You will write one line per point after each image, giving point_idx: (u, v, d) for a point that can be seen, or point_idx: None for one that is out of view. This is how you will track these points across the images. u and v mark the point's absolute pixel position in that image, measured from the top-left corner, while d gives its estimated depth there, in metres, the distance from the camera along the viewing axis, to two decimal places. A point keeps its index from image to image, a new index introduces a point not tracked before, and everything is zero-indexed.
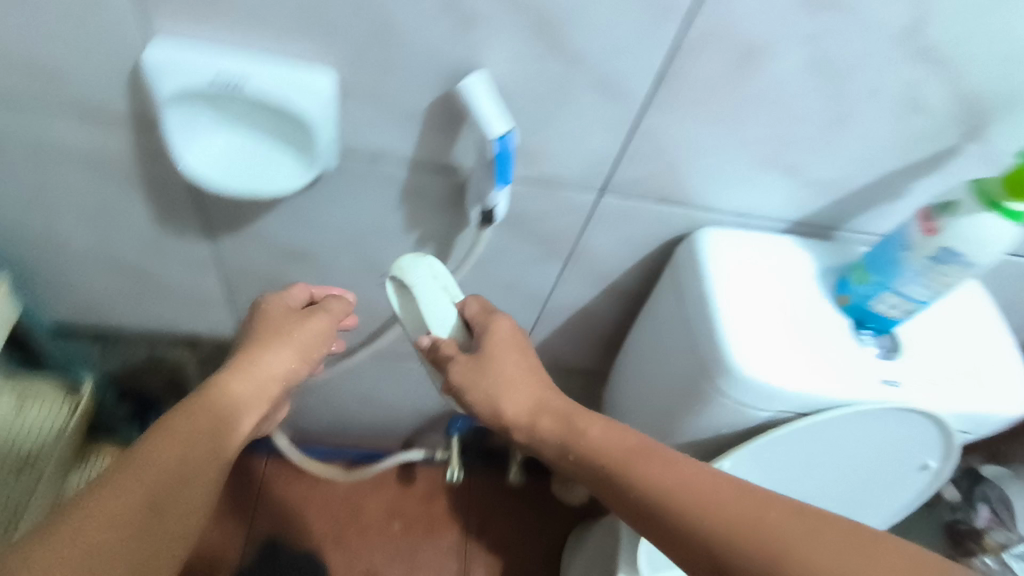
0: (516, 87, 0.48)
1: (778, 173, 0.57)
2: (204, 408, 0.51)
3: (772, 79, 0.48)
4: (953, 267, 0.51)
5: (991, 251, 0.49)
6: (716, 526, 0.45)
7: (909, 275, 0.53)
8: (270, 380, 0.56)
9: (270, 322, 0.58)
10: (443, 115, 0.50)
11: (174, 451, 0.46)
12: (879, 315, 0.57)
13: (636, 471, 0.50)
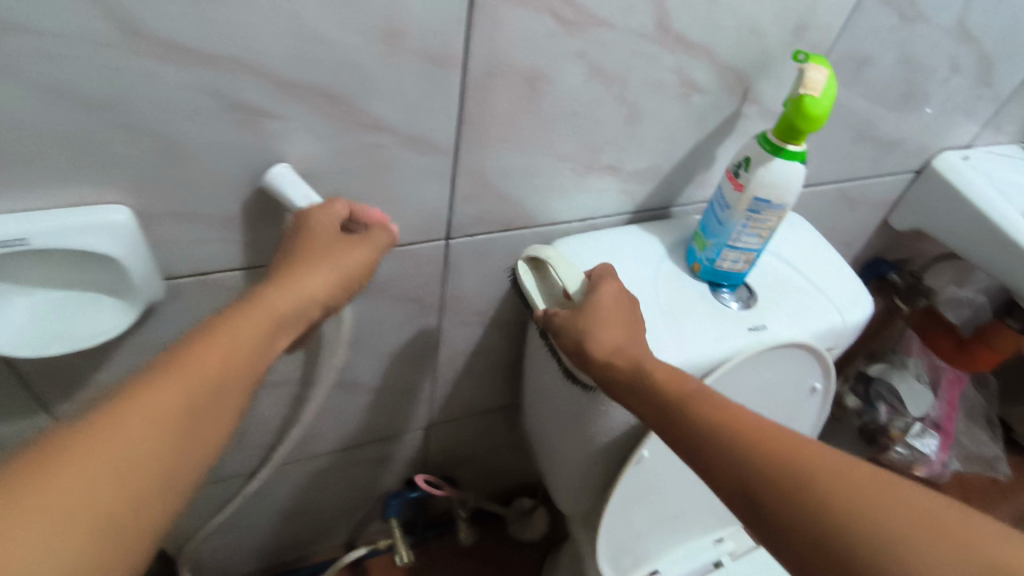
0: (331, 171, 0.48)
1: (605, 173, 0.60)
2: (218, 342, 0.38)
3: (565, 91, 0.51)
4: (768, 212, 0.56)
5: (788, 195, 0.55)
6: (800, 497, 0.40)
7: (737, 231, 0.58)
8: (294, 307, 0.42)
9: (312, 236, 0.44)
10: (264, 211, 0.49)
11: (193, 372, 0.35)
12: (726, 272, 0.61)
13: (712, 413, 0.46)
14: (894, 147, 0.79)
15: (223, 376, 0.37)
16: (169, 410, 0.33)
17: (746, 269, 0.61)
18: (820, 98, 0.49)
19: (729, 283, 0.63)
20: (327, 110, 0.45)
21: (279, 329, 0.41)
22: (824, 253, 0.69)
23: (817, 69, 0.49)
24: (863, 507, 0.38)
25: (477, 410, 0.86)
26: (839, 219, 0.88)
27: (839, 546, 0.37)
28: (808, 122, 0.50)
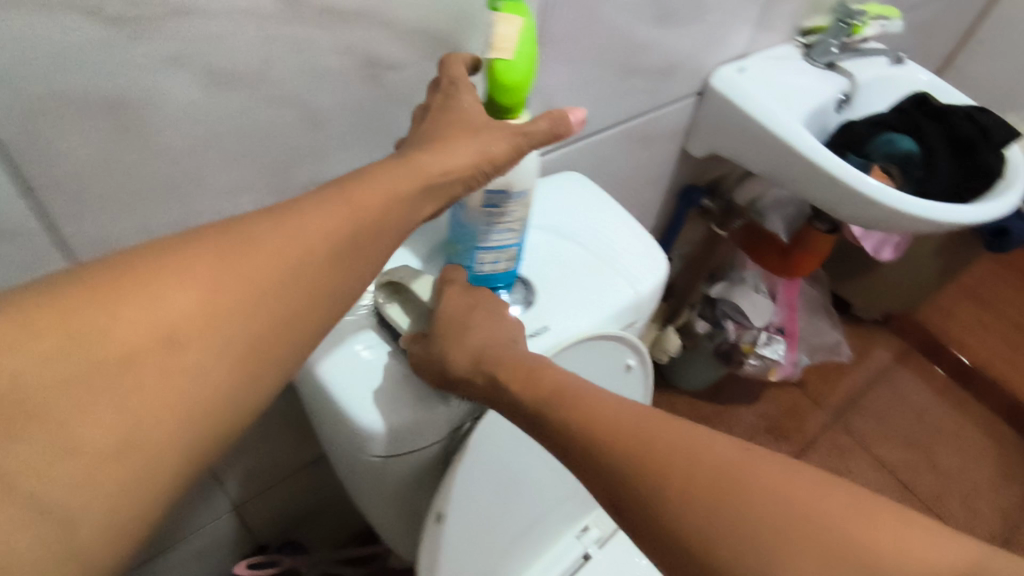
0: None
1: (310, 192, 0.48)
2: (231, 267, 0.30)
3: (180, 114, 0.37)
4: (508, 203, 0.46)
5: (523, 178, 0.45)
6: (670, 474, 0.33)
7: (482, 230, 0.48)
8: (287, 267, 0.31)
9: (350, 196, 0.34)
10: None
11: (256, 257, 0.30)
12: (492, 273, 0.52)
13: (581, 404, 0.39)
14: (666, 73, 0.72)
15: (255, 280, 0.30)
16: (97, 424, 0.25)
17: (514, 265, 0.52)
18: (514, 59, 0.39)
19: (502, 284, 0.53)
20: None
21: (324, 280, 0.32)
22: (605, 215, 0.62)
23: (507, 20, 0.38)
24: (721, 487, 0.32)
25: (287, 472, 0.74)
26: (635, 160, 0.81)
27: (686, 527, 0.32)
28: (508, 91, 0.40)
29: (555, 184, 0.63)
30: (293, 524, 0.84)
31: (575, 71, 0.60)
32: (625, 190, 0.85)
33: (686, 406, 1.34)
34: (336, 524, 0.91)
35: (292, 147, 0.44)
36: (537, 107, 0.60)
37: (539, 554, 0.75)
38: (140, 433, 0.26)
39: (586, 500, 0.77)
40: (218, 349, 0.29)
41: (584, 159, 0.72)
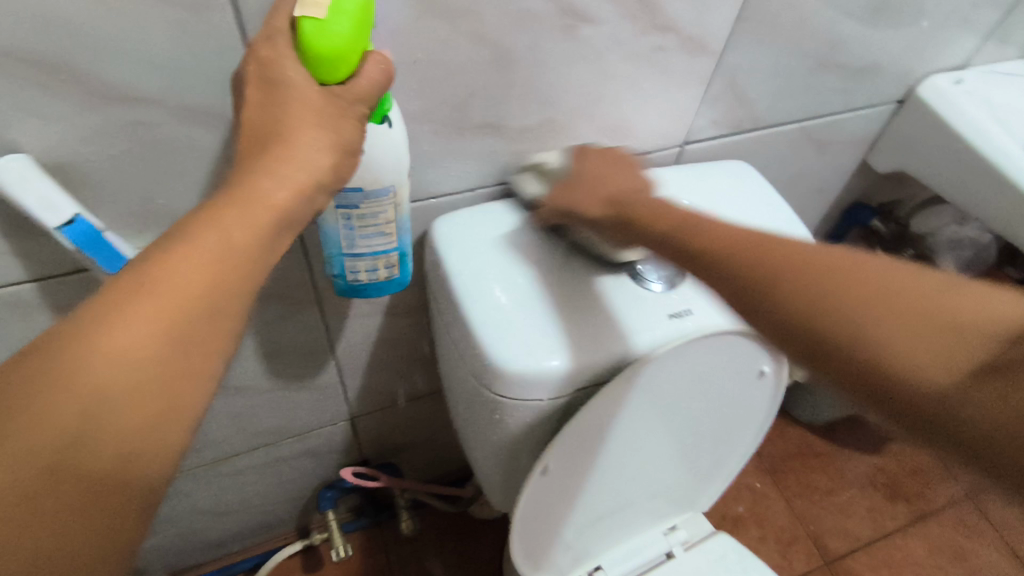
0: (98, 161, 0.38)
1: (483, 133, 0.49)
2: (106, 329, 0.27)
3: (392, 34, 0.39)
4: (370, 203, 0.42)
5: (386, 167, 0.41)
6: (798, 279, 0.34)
7: (346, 235, 0.44)
8: (298, 198, 0.33)
9: (291, 95, 0.33)
10: (12, 219, 0.38)
11: (187, 268, 0.29)
12: (368, 283, 0.48)
13: (721, 224, 0.40)
14: (867, 73, 0.65)
15: (202, 283, 0.29)
16: (149, 350, 0.27)
17: (398, 273, 0.48)
18: (330, 18, 0.32)
19: (384, 292, 0.50)
20: (52, 83, 0.33)
21: (207, 329, 0.29)
22: (766, 209, 0.59)
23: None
24: (850, 281, 0.33)
25: (403, 398, 0.79)
26: (804, 164, 0.75)
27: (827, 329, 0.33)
28: (324, 60, 0.33)
29: (723, 172, 0.61)
30: (393, 449, 0.89)
31: (768, 55, 0.57)
32: (785, 195, 0.80)
33: (797, 439, 1.25)
34: (429, 460, 0.96)
35: (480, 85, 0.45)
36: (719, 87, 0.57)
37: (620, 541, 0.75)
38: (134, 468, 0.27)
39: (677, 501, 0.75)
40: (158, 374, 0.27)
41: (754, 151, 0.68)
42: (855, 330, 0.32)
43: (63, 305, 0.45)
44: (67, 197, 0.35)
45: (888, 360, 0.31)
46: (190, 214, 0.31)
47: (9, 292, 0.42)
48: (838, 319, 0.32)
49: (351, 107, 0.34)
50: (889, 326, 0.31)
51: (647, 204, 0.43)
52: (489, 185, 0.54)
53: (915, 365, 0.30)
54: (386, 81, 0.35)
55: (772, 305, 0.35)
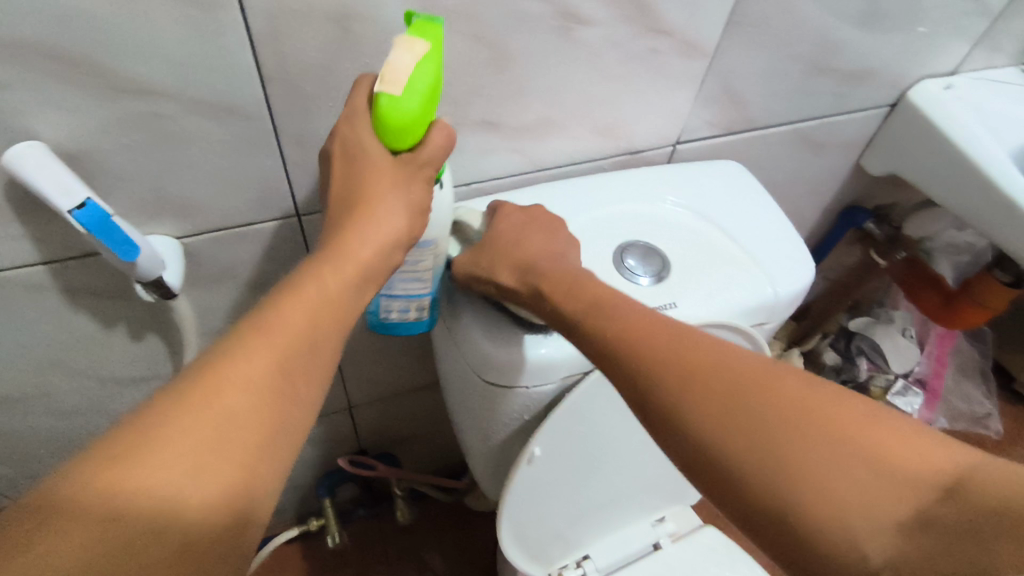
0: (110, 150, 0.40)
1: (481, 130, 0.51)
2: (233, 363, 0.32)
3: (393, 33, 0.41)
4: (414, 252, 0.45)
5: (431, 221, 0.44)
6: (742, 453, 0.33)
7: (384, 277, 0.46)
8: (380, 255, 0.39)
9: (369, 166, 0.39)
10: (30, 205, 0.40)
11: (294, 316, 0.35)
12: (396, 323, 0.49)
13: (662, 328, 0.38)
14: (860, 78, 0.67)
15: (310, 328, 0.35)
16: (267, 377, 0.32)
17: (427, 316, 0.50)
18: (404, 96, 0.36)
19: (412, 333, 0.51)
20: (70, 75, 0.35)
21: (306, 366, 0.35)
22: (759, 211, 0.60)
23: (404, 47, 0.35)
24: (767, 430, 0.33)
25: (402, 388, 0.81)
26: (798, 166, 0.76)
27: (750, 484, 0.32)
28: (398, 131, 0.37)
29: (716, 171, 0.63)
30: (392, 440, 0.91)
31: (760, 58, 0.58)
32: (779, 196, 0.81)
33: None
34: (427, 452, 0.98)
35: (478, 83, 0.47)
36: (712, 88, 0.59)
37: (612, 532, 0.76)
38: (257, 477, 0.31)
39: (668, 493, 0.76)
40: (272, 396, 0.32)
41: (748, 152, 0.70)
42: (755, 460, 0.32)
43: (74, 289, 0.47)
44: (79, 181, 0.37)
45: (822, 530, 0.30)
46: (293, 274, 0.37)
47: (25, 274, 0.44)
48: (756, 467, 0.32)
49: (420, 170, 0.39)
50: (837, 471, 0.31)
51: (556, 273, 0.45)
52: (487, 180, 0.56)
53: (858, 532, 0.30)
54: (448, 144, 0.40)
55: (682, 428, 0.35)
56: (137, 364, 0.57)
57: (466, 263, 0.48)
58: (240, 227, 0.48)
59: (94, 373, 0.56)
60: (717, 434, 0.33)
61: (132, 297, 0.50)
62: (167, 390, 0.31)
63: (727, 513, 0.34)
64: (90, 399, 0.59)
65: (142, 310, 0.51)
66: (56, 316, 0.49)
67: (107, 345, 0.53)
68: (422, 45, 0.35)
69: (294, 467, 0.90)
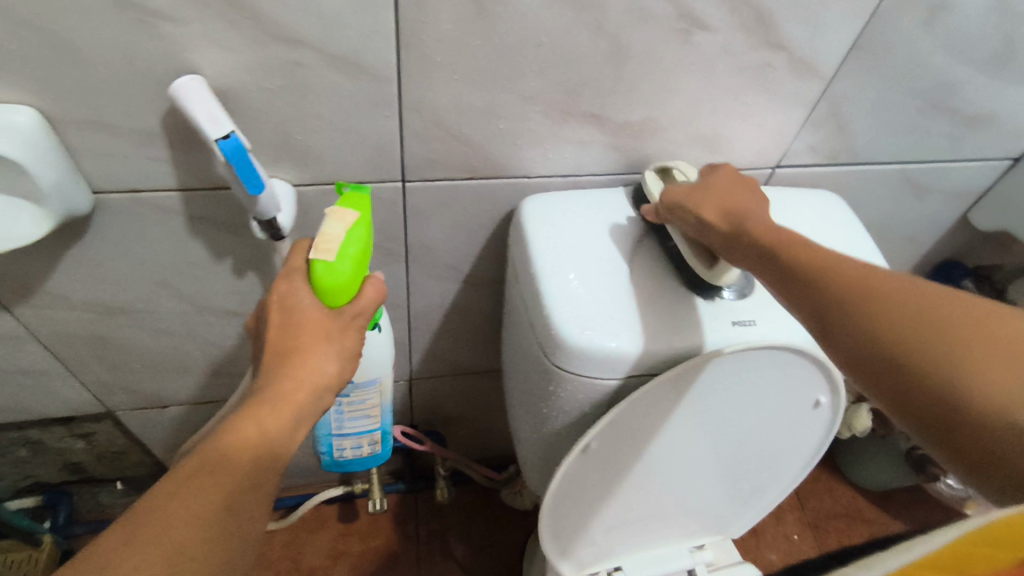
0: (252, 91, 0.43)
1: (586, 122, 0.52)
2: (172, 508, 0.34)
3: (524, 15, 0.43)
4: (359, 392, 0.57)
5: (374, 368, 0.55)
6: (886, 313, 0.33)
7: (337, 418, 0.58)
8: (313, 395, 0.42)
9: (303, 321, 0.43)
10: (184, 135, 0.45)
11: (235, 456, 0.37)
12: (352, 457, 0.62)
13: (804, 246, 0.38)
14: (982, 124, 0.64)
15: (251, 463, 0.37)
16: (211, 514, 0.34)
17: (379, 449, 0.62)
18: (337, 260, 0.43)
19: (366, 464, 0.63)
20: (234, 18, 0.39)
21: (247, 503, 0.36)
22: (852, 243, 0.59)
23: (334, 223, 0.44)
24: (931, 324, 0.32)
25: (463, 370, 0.83)
26: (899, 208, 0.74)
27: (886, 350, 0.32)
28: (332, 291, 0.44)
29: (815, 199, 0.62)
30: (443, 420, 0.94)
31: (877, 88, 0.57)
32: (873, 237, 0.79)
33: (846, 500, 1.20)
34: (474, 439, 0.99)
35: (592, 75, 0.49)
36: (823, 113, 0.58)
37: (648, 548, 0.75)
38: None
39: (711, 521, 0.75)
40: (211, 533, 0.34)
41: (848, 186, 0.68)
42: (877, 334, 0.33)
43: (197, 216, 0.52)
44: (227, 117, 0.41)
45: (961, 387, 0.30)
46: (233, 415, 0.40)
47: (162, 198, 0.49)
48: (929, 365, 0.31)
49: (353, 319, 0.45)
50: (994, 357, 0.30)
51: (762, 223, 0.42)
52: (583, 175, 0.58)
53: (959, 372, 0.30)
54: (379, 296, 0.47)
55: (851, 331, 0.34)
56: (235, 299, 0.62)
57: (677, 194, 0.48)
58: (350, 183, 0.52)
59: (196, 301, 0.61)
60: (881, 340, 0.33)
61: (244, 233, 0.54)
62: (115, 529, 0.33)
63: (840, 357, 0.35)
64: (187, 325, 0.64)
65: (249, 247, 0.56)
66: (178, 241, 0.54)
67: (213, 275, 0.58)
68: (351, 216, 0.45)
69: None
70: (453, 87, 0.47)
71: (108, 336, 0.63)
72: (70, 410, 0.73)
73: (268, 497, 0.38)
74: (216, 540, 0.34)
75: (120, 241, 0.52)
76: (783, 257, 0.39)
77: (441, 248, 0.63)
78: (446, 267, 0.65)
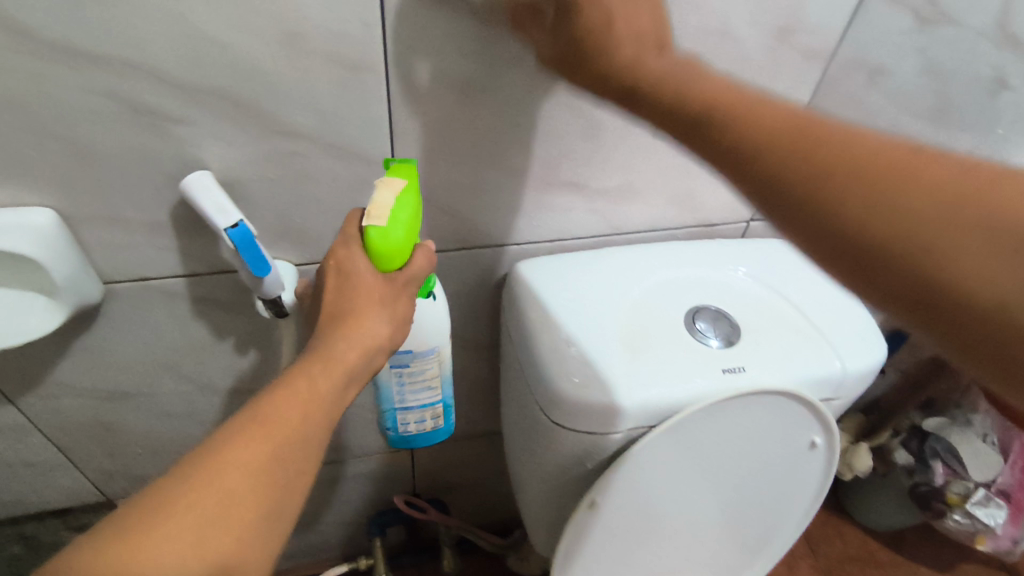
0: (255, 180, 0.47)
1: (567, 190, 0.56)
2: (224, 455, 0.36)
3: (504, 100, 0.47)
4: (419, 362, 0.55)
5: (432, 334, 0.54)
6: (849, 204, 0.28)
7: (398, 391, 0.55)
8: (364, 356, 0.42)
9: (357, 285, 0.42)
10: (192, 224, 0.47)
11: (286, 406, 0.38)
12: (417, 433, 0.59)
13: (749, 104, 0.31)
14: None
15: (302, 415, 0.39)
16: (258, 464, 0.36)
17: (442, 423, 0.59)
18: (390, 226, 0.42)
19: (432, 440, 0.60)
20: (240, 118, 0.43)
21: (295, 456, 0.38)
22: (827, 288, 0.62)
23: (387, 190, 0.42)
24: (913, 195, 0.27)
25: (463, 434, 0.84)
26: None
27: (851, 221, 0.28)
28: (387, 257, 0.42)
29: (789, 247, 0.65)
30: (446, 488, 0.93)
31: None
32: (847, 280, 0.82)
33: None
34: (477, 506, 0.98)
35: (569, 148, 0.53)
36: None
37: None
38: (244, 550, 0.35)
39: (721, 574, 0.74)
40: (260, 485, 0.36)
41: None
42: (861, 220, 0.27)
43: (202, 299, 0.54)
44: (234, 206, 0.44)
45: (939, 271, 0.26)
46: (288, 371, 0.40)
47: (168, 284, 0.52)
48: (880, 248, 0.27)
49: (406, 287, 0.44)
50: (967, 239, 0.25)
51: (699, 90, 0.32)
52: (570, 239, 0.61)
53: (954, 266, 0.25)
54: (429, 263, 0.46)
55: (838, 214, 0.28)
56: (236, 378, 0.63)
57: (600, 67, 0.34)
58: None
59: (198, 382, 0.62)
60: (854, 216, 0.28)
61: (246, 312, 0.56)
62: (180, 466, 0.35)
63: (794, 239, 0.30)
64: (189, 406, 0.65)
65: (252, 325, 0.58)
66: (182, 324, 0.55)
67: (216, 355, 0.60)
68: (400, 183, 0.43)
69: (349, 506, 0.92)
70: (443, 167, 0.50)
71: (110, 421, 0.63)
72: (69, 499, 0.72)
73: (319, 447, 0.39)
74: (263, 487, 0.36)
75: (126, 327, 0.54)
76: (684, 111, 0.32)
77: None
78: None
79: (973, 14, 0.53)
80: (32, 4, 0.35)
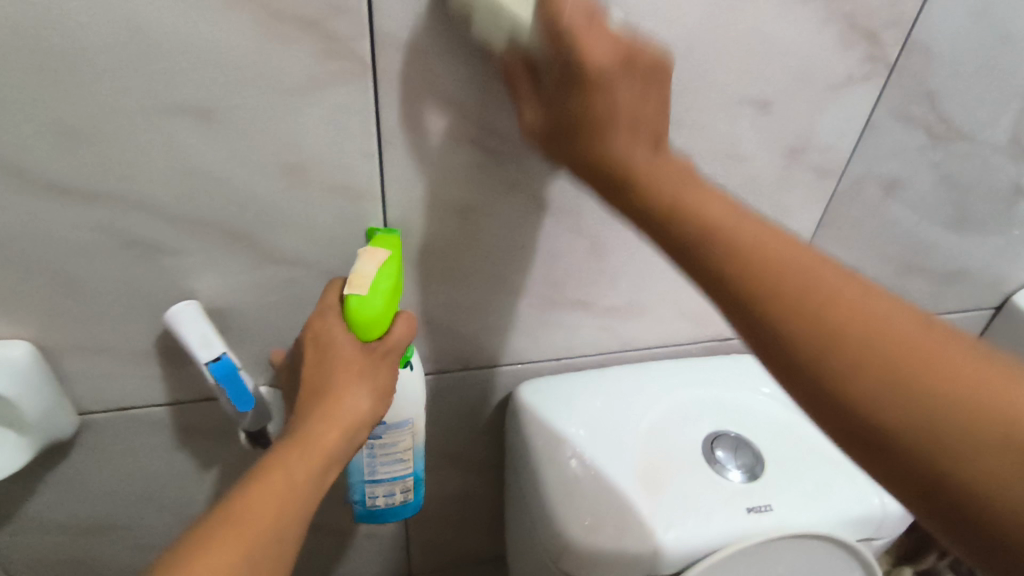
0: (246, 307, 0.45)
1: (574, 309, 0.54)
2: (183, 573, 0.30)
3: (508, 223, 0.46)
4: (391, 433, 0.48)
5: (406, 404, 0.47)
6: (881, 389, 0.26)
7: (368, 463, 0.48)
8: (347, 436, 0.38)
9: (336, 357, 0.38)
10: (177, 353, 0.45)
11: (258, 504, 0.34)
12: (385, 508, 0.51)
13: (772, 243, 0.29)
14: (959, 279, 0.66)
15: (276, 515, 0.34)
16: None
17: (413, 497, 0.51)
18: (369, 295, 0.38)
19: (400, 516, 0.52)
20: (233, 248, 0.41)
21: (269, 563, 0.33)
22: None
23: (367, 258, 0.39)
24: (939, 387, 0.25)
25: (466, 561, 0.77)
26: None
27: (865, 418, 0.26)
28: (367, 326, 0.38)
29: None
30: None
31: (851, 257, 0.60)
32: None
33: None
34: None
35: (575, 267, 0.51)
36: None
37: None
38: None
39: None
40: None
41: None
42: (865, 397, 0.26)
43: (185, 427, 0.51)
44: (220, 338, 0.42)
45: (911, 453, 0.26)
46: (259, 463, 0.36)
47: (150, 413, 0.48)
48: (895, 426, 0.26)
49: (387, 359, 0.40)
50: (975, 439, 0.25)
51: (674, 192, 0.31)
52: (576, 356, 0.58)
53: (936, 444, 0.25)
54: (412, 332, 0.41)
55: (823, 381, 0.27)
56: None
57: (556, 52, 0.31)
58: None
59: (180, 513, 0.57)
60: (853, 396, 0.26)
61: (232, 439, 0.53)
62: None
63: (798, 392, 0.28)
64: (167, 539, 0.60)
65: (240, 454, 0.54)
66: (164, 453, 0.52)
67: (198, 484, 0.55)
68: (382, 253, 0.39)
69: None
70: (443, 288, 0.48)
71: (79, 556, 0.58)
72: None
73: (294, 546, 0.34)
74: None
75: (104, 456, 0.50)
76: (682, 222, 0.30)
77: (438, 437, 0.61)
78: (443, 454, 0.63)
79: (984, 131, 0.53)
80: (27, 147, 0.35)
